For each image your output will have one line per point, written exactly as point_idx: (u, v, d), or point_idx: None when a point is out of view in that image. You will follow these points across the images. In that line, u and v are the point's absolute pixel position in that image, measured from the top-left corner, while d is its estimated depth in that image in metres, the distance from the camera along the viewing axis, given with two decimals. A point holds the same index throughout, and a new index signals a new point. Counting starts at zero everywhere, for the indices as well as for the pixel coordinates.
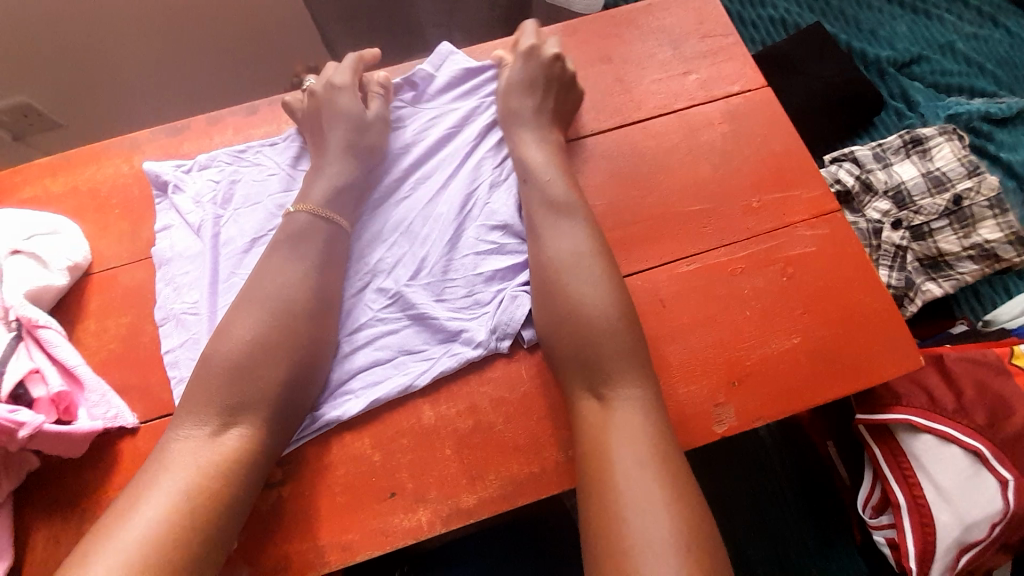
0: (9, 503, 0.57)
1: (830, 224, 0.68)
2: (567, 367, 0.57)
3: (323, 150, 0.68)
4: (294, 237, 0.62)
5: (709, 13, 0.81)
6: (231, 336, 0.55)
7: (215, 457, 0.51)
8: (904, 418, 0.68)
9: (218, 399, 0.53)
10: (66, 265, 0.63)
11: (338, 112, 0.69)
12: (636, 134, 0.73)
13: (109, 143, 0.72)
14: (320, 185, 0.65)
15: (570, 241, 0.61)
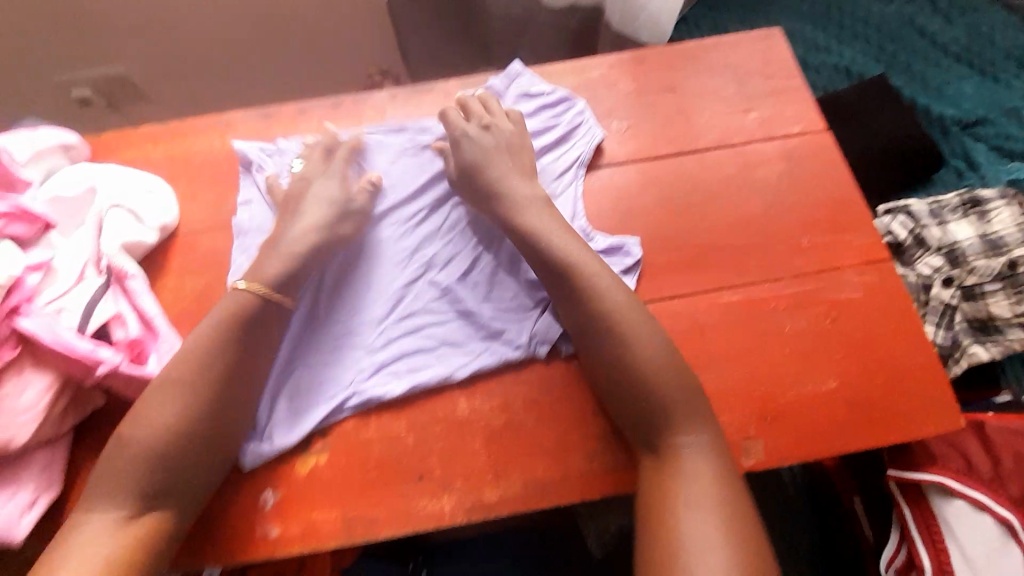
0: (70, 434, 0.62)
1: (879, 273, 0.68)
2: (626, 419, 0.58)
3: (283, 228, 0.66)
4: (240, 320, 0.59)
5: (777, 56, 0.83)
6: (149, 421, 0.54)
7: (124, 545, 0.50)
8: (939, 480, 0.66)
9: (131, 484, 0.52)
10: (157, 224, 0.69)
11: (309, 202, 0.67)
12: (692, 163, 0.75)
13: (205, 120, 0.79)
14: (278, 261, 0.63)
15: (611, 293, 0.60)
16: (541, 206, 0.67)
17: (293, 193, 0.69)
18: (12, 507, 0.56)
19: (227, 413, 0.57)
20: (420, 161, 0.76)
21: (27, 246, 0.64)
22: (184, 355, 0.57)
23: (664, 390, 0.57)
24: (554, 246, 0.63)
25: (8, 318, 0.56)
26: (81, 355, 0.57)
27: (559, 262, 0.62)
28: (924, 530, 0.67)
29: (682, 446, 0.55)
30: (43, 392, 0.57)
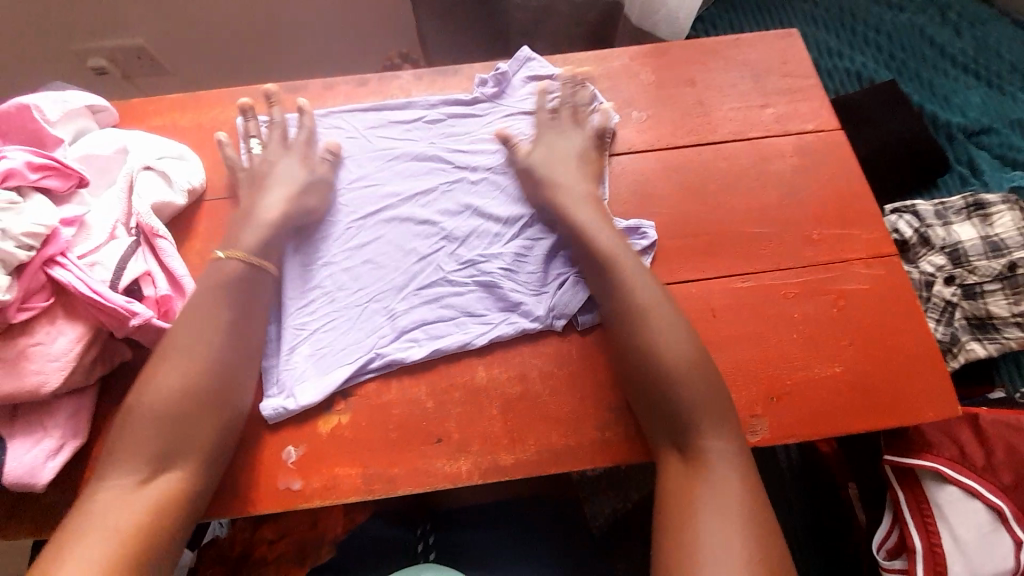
0: (97, 386, 0.63)
1: (885, 267, 0.71)
2: (652, 426, 0.60)
3: (253, 203, 0.68)
4: (227, 291, 0.62)
5: (793, 55, 0.86)
6: (155, 387, 0.56)
7: (149, 501, 0.52)
8: (933, 466, 0.70)
9: (148, 445, 0.54)
10: (186, 186, 0.71)
11: (274, 181, 0.70)
12: (708, 154, 0.78)
13: (234, 90, 0.80)
14: (255, 234, 0.66)
15: (647, 289, 0.64)
16: (584, 198, 0.70)
17: (258, 172, 0.71)
18: (37, 452, 0.57)
19: (229, 378, 0.59)
20: (442, 137, 0.77)
21: (61, 201, 0.64)
22: (186, 326, 0.59)
23: (678, 390, 0.59)
24: (591, 234, 0.67)
25: (43, 266, 0.57)
26: (115, 305, 0.58)
27: (603, 255, 0.65)
28: (917, 513, 0.70)
29: (706, 447, 0.57)
30: (73, 343, 0.57)
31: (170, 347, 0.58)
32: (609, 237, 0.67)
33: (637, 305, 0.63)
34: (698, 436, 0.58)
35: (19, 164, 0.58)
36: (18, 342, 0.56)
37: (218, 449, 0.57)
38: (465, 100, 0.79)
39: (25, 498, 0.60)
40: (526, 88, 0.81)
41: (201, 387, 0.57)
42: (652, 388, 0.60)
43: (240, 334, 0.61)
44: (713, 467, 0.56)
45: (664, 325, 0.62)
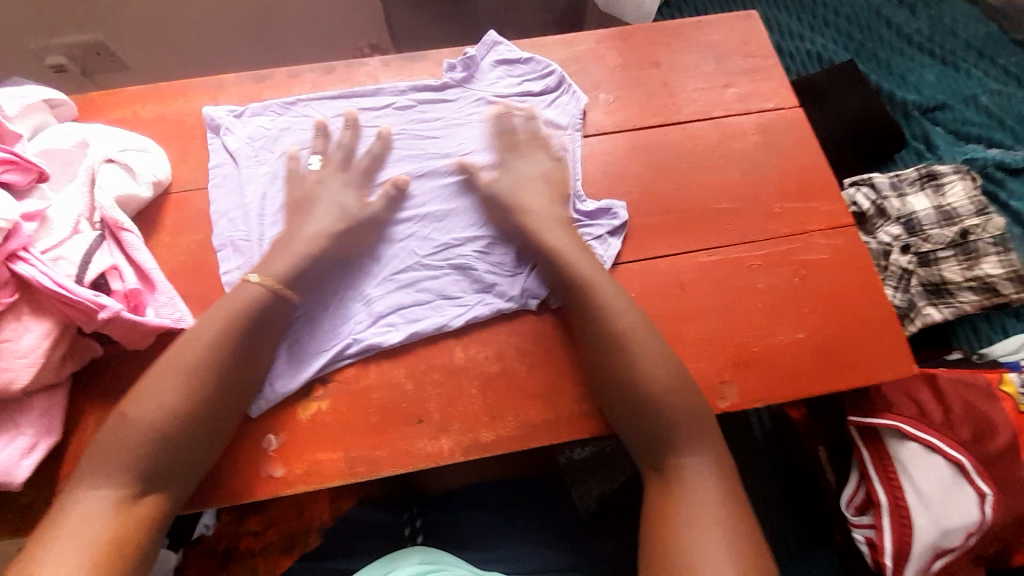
0: (69, 383, 0.62)
1: (844, 237, 0.74)
2: (638, 445, 0.61)
3: (292, 232, 0.66)
4: (244, 316, 0.60)
5: (754, 36, 0.88)
6: (153, 403, 0.55)
7: (130, 522, 0.52)
8: (894, 424, 0.74)
9: (136, 465, 0.53)
10: (152, 179, 0.69)
11: (320, 210, 0.67)
12: (674, 134, 0.79)
13: (198, 81, 0.79)
14: (284, 259, 0.64)
15: (624, 304, 0.64)
16: (555, 222, 0.69)
17: (304, 199, 0.69)
18: (11, 450, 0.56)
19: (231, 396, 0.58)
20: (412, 123, 0.77)
21: (24, 195, 0.63)
22: (189, 341, 0.58)
23: (667, 408, 0.60)
24: (564, 259, 0.66)
25: (7, 261, 0.56)
26: (82, 299, 0.57)
27: (575, 281, 0.65)
28: (881, 470, 0.75)
29: (687, 462, 0.59)
30: (42, 339, 0.56)
31: (172, 360, 0.57)
32: (588, 264, 0.66)
33: (616, 331, 0.62)
34: (681, 452, 0.59)
35: None
36: None
37: (205, 463, 0.57)
38: (434, 86, 0.79)
39: (1, 501, 0.59)
40: (494, 71, 0.81)
41: (201, 403, 0.56)
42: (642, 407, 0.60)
43: (249, 356, 0.60)
44: (694, 483, 0.57)
45: (655, 343, 0.63)
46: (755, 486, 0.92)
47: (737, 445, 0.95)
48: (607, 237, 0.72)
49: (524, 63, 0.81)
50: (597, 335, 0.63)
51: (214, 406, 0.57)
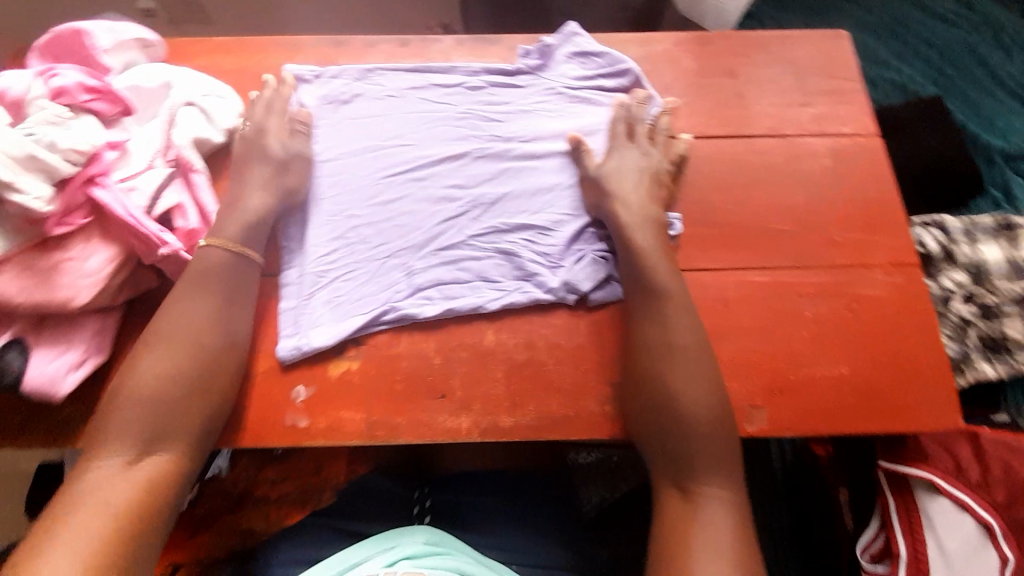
0: (121, 309, 0.64)
1: (904, 276, 0.71)
2: (658, 466, 0.59)
3: (242, 186, 0.67)
4: (211, 280, 0.62)
5: (839, 57, 0.85)
6: (139, 371, 0.57)
7: (136, 480, 0.53)
8: (927, 476, 0.70)
9: (132, 429, 0.55)
10: (226, 125, 0.72)
11: (276, 165, 0.68)
12: (740, 147, 0.77)
13: (278, 40, 0.81)
14: (235, 219, 0.65)
15: (687, 319, 0.63)
16: (645, 223, 0.68)
17: (251, 145, 0.69)
18: (61, 363, 0.59)
19: (224, 364, 0.60)
20: (479, 104, 0.78)
21: (109, 125, 0.67)
22: (180, 312, 0.60)
23: (690, 430, 0.59)
24: (654, 267, 0.65)
25: (84, 186, 0.59)
26: (149, 232, 0.60)
27: (660, 292, 0.64)
28: (905, 520, 0.71)
29: (705, 488, 0.57)
30: (105, 263, 0.59)
31: (165, 332, 0.59)
32: (667, 273, 0.65)
33: (682, 344, 0.62)
34: (699, 476, 0.57)
35: (73, 85, 0.61)
36: (53, 255, 0.58)
37: (209, 430, 0.59)
38: (507, 71, 0.80)
39: (42, 410, 0.62)
40: (568, 63, 0.81)
41: (195, 371, 0.58)
42: (663, 424, 0.59)
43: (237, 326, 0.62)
44: (709, 509, 0.55)
45: (703, 360, 0.61)
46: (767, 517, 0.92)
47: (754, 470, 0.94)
48: None
49: (601, 58, 0.81)
50: (661, 340, 0.62)
51: (208, 375, 0.59)
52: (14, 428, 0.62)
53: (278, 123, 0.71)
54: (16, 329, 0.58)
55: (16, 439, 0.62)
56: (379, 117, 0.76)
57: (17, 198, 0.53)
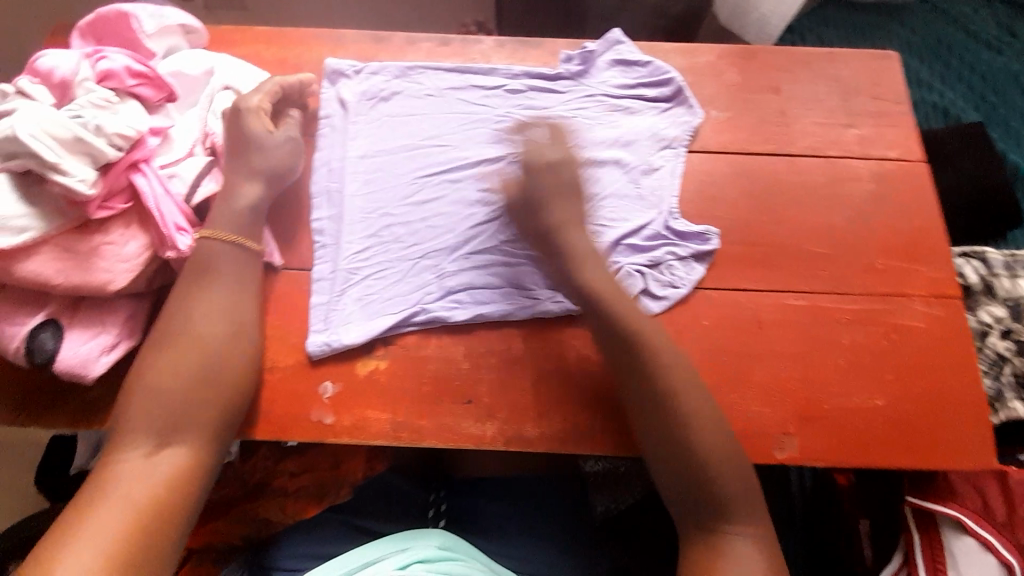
0: (153, 296, 0.64)
1: (945, 308, 0.69)
2: (676, 497, 0.58)
3: (234, 172, 0.64)
4: (218, 275, 0.61)
5: (887, 78, 0.82)
6: (151, 368, 0.57)
7: (158, 474, 0.53)
8: (955, 515, 0.69)
9: (150, 424, 0.55)
10: None
11: (267, 152, 0.65)
12: (782, 165, 0.76)
13: (319, 33, 0.81)
14: (229, 209, 0.63)
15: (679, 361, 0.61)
16: (594, 256, 0.65)
17: (236, 126, 0.65)
18: (93, 345, 0.59)
19: (234, 359, 0.59)
20: (518, 107, 0.77)
21: (152, 111, 0.66)
22: (192, 307, 0.59)
23: (704, 457, 0.58)
24: (608, 303, 0.62)
25: (127, 170, 0.59)
26: (167, 230, 0.60)
27: (632, 331, 0.61)
28: (929, 557, 0.70)
29: (726, 515, 0.57)
30: (139, 251, 0.59)
31: (176, 329, 0.59)
32: (628, 304, 0.63)
33: (663, 381, 0.60)
34: (719, 503, 0.57)
35: (120, 68, 0.62)
36: (92, 238, 0.58)
37: (225, 425, 0.58)
38: (548, 75, 0.79)
39: (70, 391, 0.63)
40: (609, 71, 0.80)
41: (205, 367, 0.58)
42: (671, 455, 0.58)
43: (246, 320, 0.61)
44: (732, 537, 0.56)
45: (692, 393, 0.60)
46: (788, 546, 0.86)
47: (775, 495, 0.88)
48: (691, 260, 0.69)
49: (643, 68, 0.80)
50: (643, 377, 0.60)
51: (219, 370, 0.58)
52: (41, 407, 0.62)
53: (265, 104, 0.67)
54: (51, 309, 0.58)
55: (41, 418, 0.62)
56: (417, 115, 0.76)
57: (61, 179, 0.54)
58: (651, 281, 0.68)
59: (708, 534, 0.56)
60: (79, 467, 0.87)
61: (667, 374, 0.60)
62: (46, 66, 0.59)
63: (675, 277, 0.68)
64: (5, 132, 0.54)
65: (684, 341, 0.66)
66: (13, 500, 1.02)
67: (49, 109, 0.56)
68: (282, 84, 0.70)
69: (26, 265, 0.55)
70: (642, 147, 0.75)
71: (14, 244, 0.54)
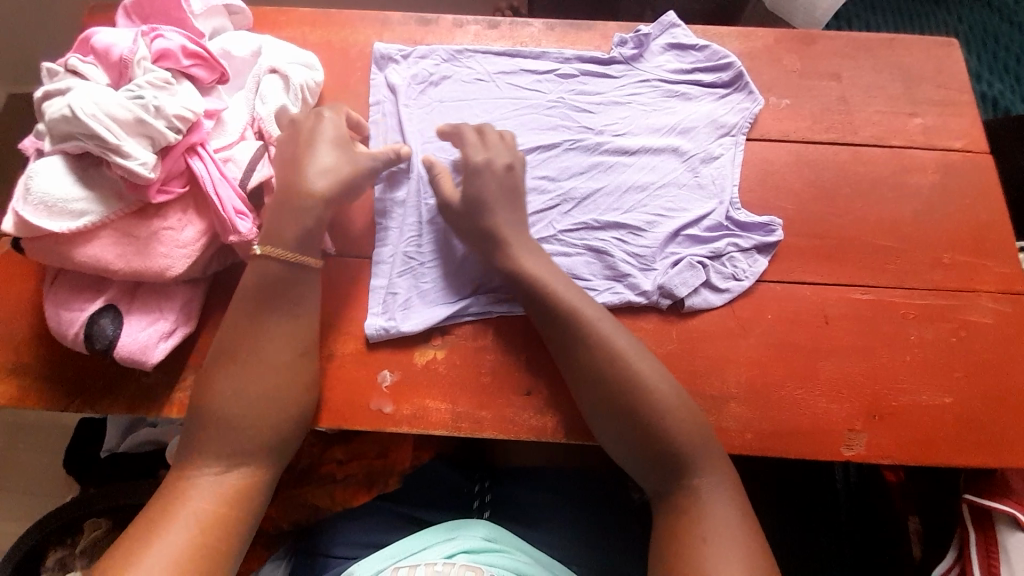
0: (207, 285, 0.63)
1: (1014, 304, 0.67)
2: (644, 474, 0.57)
3: (303, 191, 0.59)
4: (268, 287, 0.58)
5: (951, 65, 0.79)
6: (213, 390, 0.56)
7: (222, 496, 0.53)
8: (1009, 511, 0.64)
9: (217, 445, 0.54)
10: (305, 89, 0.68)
11: (338, 173, 0.61)
12: (845, 155, 0.73)
13: (366, 14, 0.79)
14: (292, 223, 0.59)
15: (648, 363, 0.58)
16: (535, 246, 0.63)
17: (310, 148, 0.61)
18: (152, 332, 0.58)
19: (301, 377, 0.58)
20: (571, 93, 0.75)
21: (206, 93, 0.64)
22: (259, 322, 0.57)
23: (678, 433, 0.56)
24: (553, 296, 0.59)
25: (185, 153, 0.58)
26: (227, 215, 0.58)
27: (572, 313, 0.59)
28: (981, 551, 0.65)
29: (702, 491, 0.55)
30: (195, 238, 0.58)
31: (245, 344, 0.57)
32: (571, 290, 0.60)
33: (607, 354, 0.57)
34: (693, 478, 0.55)
35: (175, 48, 0.60)
36: (151, 223, 0.56)
37: (289, 443, 0.57)
38: (601, 59, 0.76)
39: (128, 375, 0.62)
40: (664, 56, 0.77)
41: (275, 385, 0.56)
42: (631, 427, 0.56)
43: (311, 338, 0.60)
44: (708, 510, 0.54)
45: (640, 363, 0.58)
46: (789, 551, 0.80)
47: (786, 497, 0.83)
48: (754, 252, 0.68)
49: (699, 53, 0.77)
50: (585, 351, 0.58)
51: (286, 390, 0.57)
52: (95, 393, 0.61)
53: (338, 128, 0.64)
54: (110, 295, 0.57)
55: (97, 404, 0.61)
56: (469, 100, 0.73)
57: (121, 162, 0.52)
58: (713, 273, 0.66)
59: (681, 506, 0.55)
60: (107, 452, 0.88)
61: (613, 348, 0.58)
62: (103, 43, 0.58)
63: (738, 269, 0.67)
64: (62, 112, 0.52)
65: (749, 335, 0.65)
66: (50, 484, 1.02)
67: (107, 90, 0.54)
68: (349, 114, 0.67)
69: (86, 250, 0.54)
70: (700, 135, 0.73)
71: (74, 228, 0.53)
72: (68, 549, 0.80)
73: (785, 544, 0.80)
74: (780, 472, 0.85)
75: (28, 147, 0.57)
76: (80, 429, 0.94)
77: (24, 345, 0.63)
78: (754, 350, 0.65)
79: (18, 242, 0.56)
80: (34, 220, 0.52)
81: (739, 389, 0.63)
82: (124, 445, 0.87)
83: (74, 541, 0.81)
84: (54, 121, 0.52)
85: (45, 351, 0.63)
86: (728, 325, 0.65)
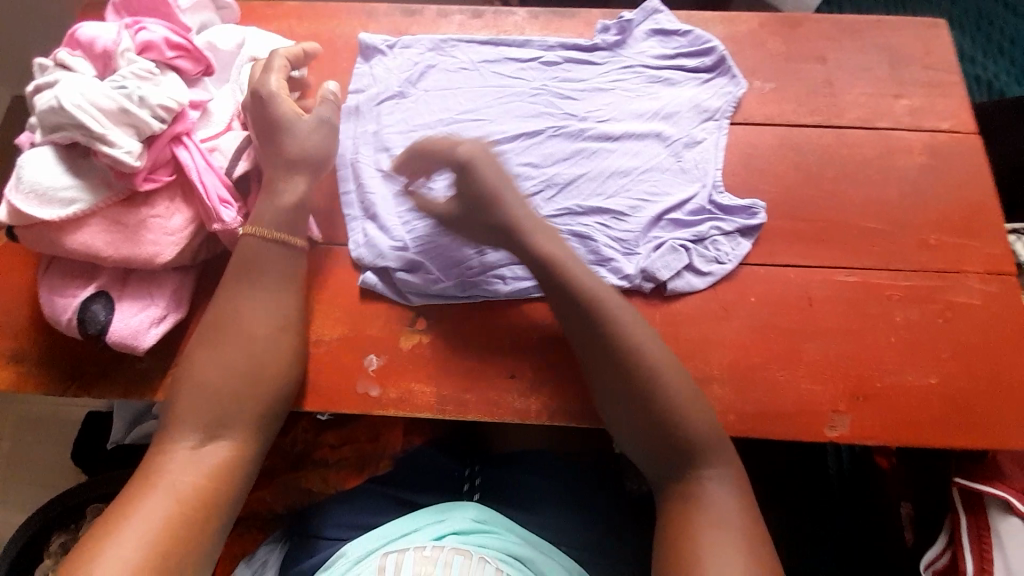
0: (196, 274, 0.65)
1: (1001, 285, 0.67)
2: (635, 455, 0.58)
3: (277, 164, 0.62)
4: (253, 267, 0.60)
5: (940, 47, 0.78)
6: (194, 368, 0.57)
7: (204, 466, 0.54)
8: (1001, 494, 0.64)
9: (199, 417, 0.56)
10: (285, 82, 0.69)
11: (299, 138, 0.62)
12: (831, 138, 0.73)
13: (353, 7, 0.79)
14: (270, 206, 0.61)
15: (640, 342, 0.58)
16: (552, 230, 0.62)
17: (263, 110, 0.63)
18: (143, 317, 0.59)
19: (284, 356, 0.59)
20: (554, 80, 0.75)
21: (190, 84, 0.65)
22: (241, 300, 0.59)
23: (669, 415, 0.56)
24: (570, 268, 0.59)
25: (171, 143, 0.59)
26: (212, 204, 0.59)
27: (582, 287, 0.59)
28: (974, 535, 0.65)
29: (694, 471, 0.56)
30: (181, 227, 0.59)
31: (222, 324, 0.58)
32: (590, 276, 0.60)
33: (607, 332, 0.58)
34: (681, 457, 0.56)
35: (159, 40, 0.61)
36: (138, 211, 0.58)
37: (271, 421, 0.59)
38: (585, 46, 0.77)
39: (123, 361, 0.63)
40: (647, 42, 0.78)
41: (255, 364, 0.58)
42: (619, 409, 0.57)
43: (292, 317, 0.61)
44: (701, 489, 0.55)
45: (635, 346, 0.58)
46: (794, 533, 0.82)
47: (784, 482, 0.85)
48: (737, 235, 0.68)
49: (682, 40, 0.77)
50: (603, 328, 0.58)
51: (268, 362, 0.58)
52: (90, 378, 0.63)
53: (283, 85, 0.64)
54: (101, 282, 0.59)
55: (92, 389, 0.63)
56: (454, 89, 0.74)
57: (108, 150, 0.54)
58: (696, 256, 0.66)
59: (677, 485, 0.56)
60: (115, 442, 0.90)
61: (621, 329, 0.58)
62: (87, 36, 0.59)
63: (721, 252, 0.67)
64: (50, 104, 0.54)
65: (732, 318, 0.65)
66: (59, 474, 1.05)
67: (93, 80, 0.56)
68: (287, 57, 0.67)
69: (76, 237, 0.56)
70: (685, 120, 0.73)
71: (65, 216, 0.55)
72: (71, 533, 0.82)
73: (789, 526, 0.83)
74: (775, 455, 0.86)
75: (23, 142, 0.59)
76: (88, 422, 0.96)
77: (22, 334, 0.64)
78: (737, 332, 0.65)
79: (11, 230, 0.57)
80: (25, 207, 0.54)
81: (722, 371, 0.63)
82: (130, 437, 0.88)
83: (76, 526, 0.82)
84: (44, 112, 0.54)
85: (42, 338, 0.64)
86: (711, 308, 0.66)
